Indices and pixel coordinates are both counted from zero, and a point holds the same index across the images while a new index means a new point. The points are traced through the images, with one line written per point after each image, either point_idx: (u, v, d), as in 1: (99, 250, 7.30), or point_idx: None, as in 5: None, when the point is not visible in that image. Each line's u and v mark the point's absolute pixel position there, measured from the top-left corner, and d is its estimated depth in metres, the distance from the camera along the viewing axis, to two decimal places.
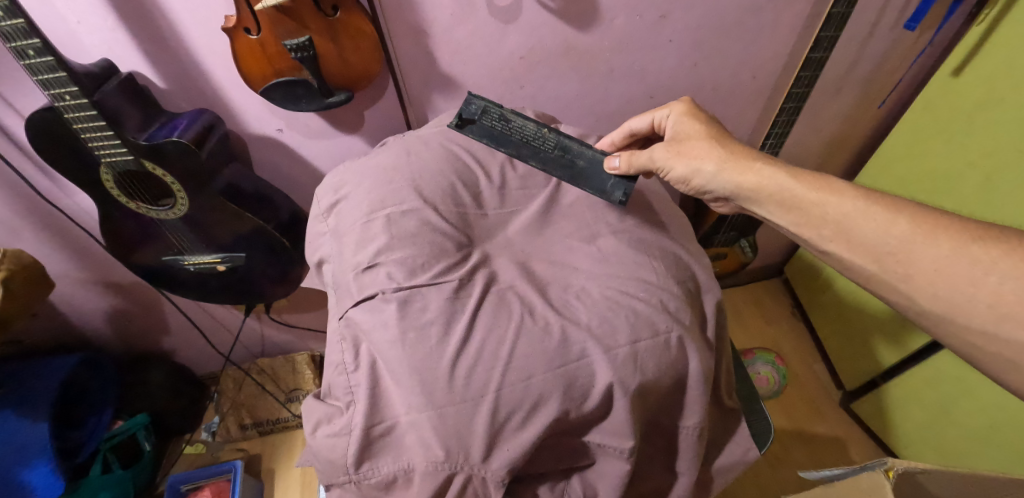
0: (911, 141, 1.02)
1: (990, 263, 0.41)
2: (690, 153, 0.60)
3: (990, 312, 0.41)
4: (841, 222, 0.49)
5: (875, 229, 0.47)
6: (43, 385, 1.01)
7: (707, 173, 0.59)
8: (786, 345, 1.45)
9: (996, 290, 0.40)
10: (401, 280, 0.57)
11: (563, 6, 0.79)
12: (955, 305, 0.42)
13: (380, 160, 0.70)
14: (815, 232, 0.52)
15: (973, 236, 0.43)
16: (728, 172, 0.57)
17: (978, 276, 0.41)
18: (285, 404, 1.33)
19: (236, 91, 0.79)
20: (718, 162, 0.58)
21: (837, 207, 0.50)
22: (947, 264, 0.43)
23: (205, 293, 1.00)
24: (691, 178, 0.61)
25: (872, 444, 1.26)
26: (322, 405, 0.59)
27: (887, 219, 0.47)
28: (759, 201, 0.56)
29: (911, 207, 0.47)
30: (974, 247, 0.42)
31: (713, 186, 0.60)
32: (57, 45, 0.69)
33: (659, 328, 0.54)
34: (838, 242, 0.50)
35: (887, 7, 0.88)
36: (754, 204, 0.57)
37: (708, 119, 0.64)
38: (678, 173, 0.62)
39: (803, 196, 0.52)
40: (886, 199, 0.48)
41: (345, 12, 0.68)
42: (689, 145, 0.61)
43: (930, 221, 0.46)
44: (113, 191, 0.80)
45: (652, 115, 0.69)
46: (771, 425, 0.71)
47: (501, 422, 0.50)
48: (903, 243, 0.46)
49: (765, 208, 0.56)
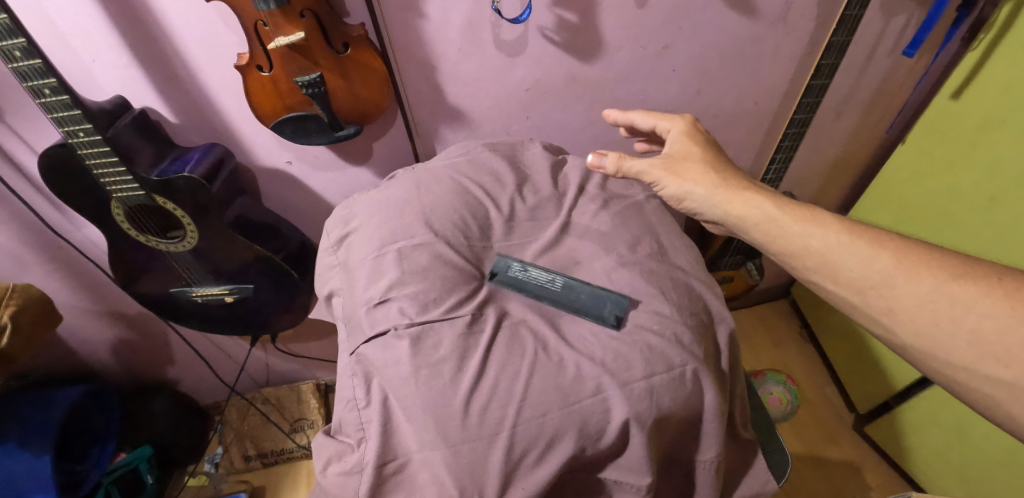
0: (914, 165, 1.03)
1: (970, 302, 0.41)
2: (682, 172, 0.60)
3: (971, 349, 0.40)
4: (826, 254, 0.49)
5: (859, 263, 0.47)
6: (45, 418, 1.00)
7: (698, 196, 0.59)
8: (796, 367, 1.44)
9: (976, 327, 0.40)
10: (413, 316, 0.57)
11: (568, 39, 0.80)
12: (935, 339, 0.42)
13: (387, 194, 0.71)
14: (801, 263, 0.51)
15: (954, 272, 0.43)
16: (719, 196, 0.57)
17: (959, 313, 0.41)
18: (289, 435, 1.31)
19: (247, 125, 0.81)
20: (709, 185, 0.58)
21: (821, 239, 0.50)
22: (929, 299, 0.43)
23: (212, 324, 0.99)
24: (682, 198, 0.60)
25: (887, 467, 1.23)
26: (333, 442, 0.59)
27: (870, 253, 0.47)
28: (747, 228, 0.56)
29: (894, 241, 0.47)
30: (955, 283, 0.42)
31: (702, 210, 0.59)
32: (72, 83, 0.70)
33: (673, 362, 0.54)
34: (823, 274, 0.49)
35: (884, 34, 0.90)
36: (742, 231, 0.57)
37: (705, 141, 0.63)
38: (669, 189, 0.61)
39: (789, 226, 0.52)
40: (869, 232, 0.48)
41: (355, 49, 0.69)
42: (682, 165, 0.60)
43: (913, 254, 0.46)
44: (124, 224, 0.80)
45: (655, 122, 0.67)
46: (788, 457, 0.70)
47: (516, 460, 0.49)
48: (886, 277, 0.45)
49: (751, 234, 0.55)
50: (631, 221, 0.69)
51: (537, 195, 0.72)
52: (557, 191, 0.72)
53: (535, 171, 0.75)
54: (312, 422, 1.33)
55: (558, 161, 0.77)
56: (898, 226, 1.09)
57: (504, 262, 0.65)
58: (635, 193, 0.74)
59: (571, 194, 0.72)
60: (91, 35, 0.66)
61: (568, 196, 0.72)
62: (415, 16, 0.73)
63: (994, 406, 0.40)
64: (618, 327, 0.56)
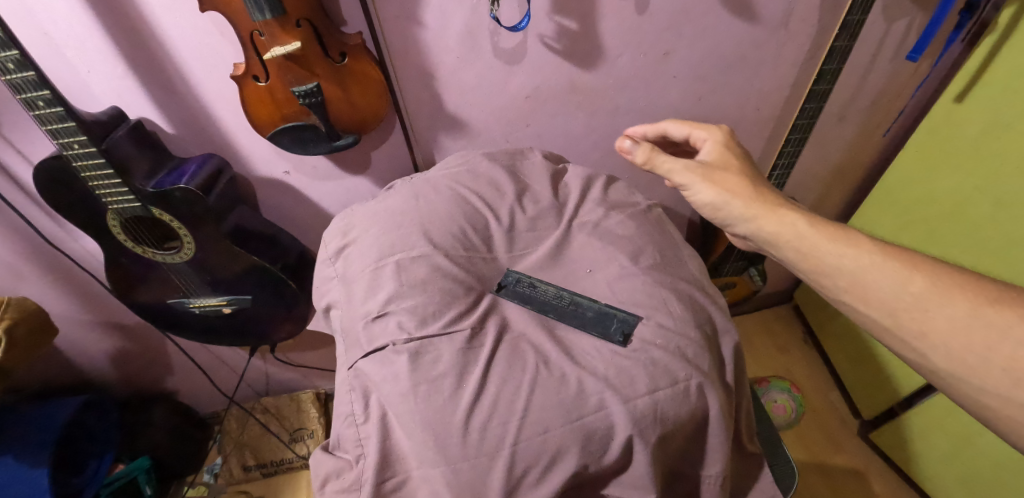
0: (918, 169, 1.01)
1: (1005, 327, 0.40)
2: (718, 181, 0.59)
3: (1005, 376, 0.39)
4: (857, 274, 0.48)
5: (891, 285, 0.46)
6: (42, 428, 0.98)
7: (732, 207, 0.58)
8: (800, 374, 1.42)
9: (1011, 355, 0.39)
10: (412, 330, 0.56)
11: (567, 46, 0.79)
12: (967, 364, 0.41)
13: (388, 204, 0.70)
14: (830, 282, 0.50)
15: (990, 297, 0.42)
16: (754, 210, 0.56)
17: (994, 339, 0.40)
18: (289, 445, 1.30)
19: (244, 135, 0.80)
20: (745, 196, 0.57)
21: (854, 258, 0.49)
22: (962, 324, 0.42)
23: (210, 335, 0.98)
24: (716, 207, 0.59)
25: (894, 475, 1.22)
26: (331, 458, 0.58)
27: (904, 275, 0.46)
28: (778, 244, 0.55)
29: (930, 265, 0.46)
30: (990, 308, 0.41)
31: (735, 221, 0.58)
32: (66, 94, 0.70)
33: (678, 376, 0.52)
34: (854, 294, 0.48)
35: (887, 37, 0.89)
36: (773, 248, 0.56)
37: (743, 156, 0.63)
38: (703, 198, 0.60)
39: (821, 243, 0.51)
40: (904, 255, 0.47)
41: (353, 59, 0.68)
42: (719, 175, 0.60)
43: (948, 278, 0.44)
44: (120, 236, 0.79)
45: (691, 131, 0.68)
46: (795, 470, 0.69)
47: (517, 478, 0.48)
48: (918, 301, 0.44)
49: (783, 251, 0.54)
50: (633, 231, 0.68)
51: (537, 205, 0.70)
52: (557, 201, 0.71)
53: (535, 181, 0.74)
54: (311, 432, 1.32)
55: (558, 170, 0.77)
56: (901, 231, 1.08)
57: (512, 276, 0.64)
58: (636, 202, 0.73)
59: (571, 204, 0.71)
60: (85, 46, 0.65)
61: (568, 207, 0.71)
62: (413, 25, 0.72)
63: (1006, 422, 0.39)
64: (625, 344, 0.55)
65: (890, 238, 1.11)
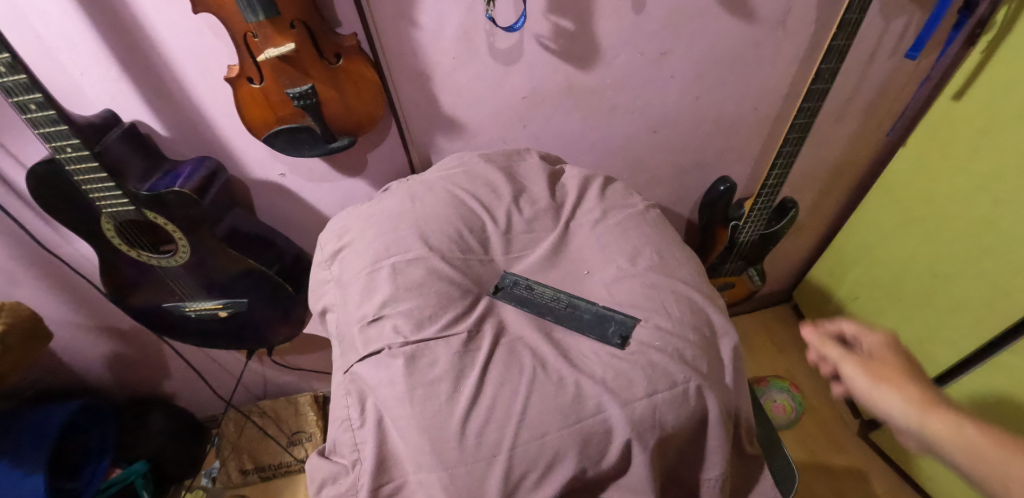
0: (917, 169, 1.01)
1: None
2: (882, 373, 0.51)
3: None
4: None
5: None
6: (38, 432, 0.97)
7: (892, 400, 0.49)
8: (800, 374, 1.42)
9: None
10: (408, 334, 0.55)
11: (564, 46, 0.79)
12: None
13: (383, 206, 0.69)
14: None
15: None
16: (915, 404, 0.48)
17: None
18: (288, 448, 1.29)
19: (239, 138, 0.79)
20: (904, 388, 0.49)
21: None
22: None
23: (206, 339, 0.98)
24: (874, 397, 0.51)
25: (894, 475, 1.21)
26: (328, 463, 0.57)
27: None
28: (947, 443, 0.46)
29: None
30: None
31: (894, 419, 0.50)
32: (59, 98, 0.69)
33: (676, 379, 0.52)
34: None
35: (885, 36, 0.89)
36: (940, 454, 0.47)
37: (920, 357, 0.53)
38: (862, 392, 0.52)
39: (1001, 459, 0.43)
40: None
41: (348, 60, 0.68)
42: (885, 366, 0.51)
43: None
44: (115, 240, 0.78)
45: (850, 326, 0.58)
46: (795, 472, 0.68)
47: (514, 483, 0.47)
48: None
49: (953, 454, 0.45)
50: (631, 232, 0.68)
51: (533, 206, 0.70)
52: (555, 202, 0.71)
53: (532, 182, 0.73)
54: (310, 435, 1.31)
55: (555, 171, 0.76)
56: (900, 230, 1.08)
57: (509, 278, 0.64)
58: (634, 202, 0.73)
59: (568, 205, 0.70)
60: (78, 49, 0.65)
61: (565, 208, 0.70)
62: (409, 26, 0.71)
63: None
64: (623, 347, 0.55)
65: (889, 238, 1.11)
